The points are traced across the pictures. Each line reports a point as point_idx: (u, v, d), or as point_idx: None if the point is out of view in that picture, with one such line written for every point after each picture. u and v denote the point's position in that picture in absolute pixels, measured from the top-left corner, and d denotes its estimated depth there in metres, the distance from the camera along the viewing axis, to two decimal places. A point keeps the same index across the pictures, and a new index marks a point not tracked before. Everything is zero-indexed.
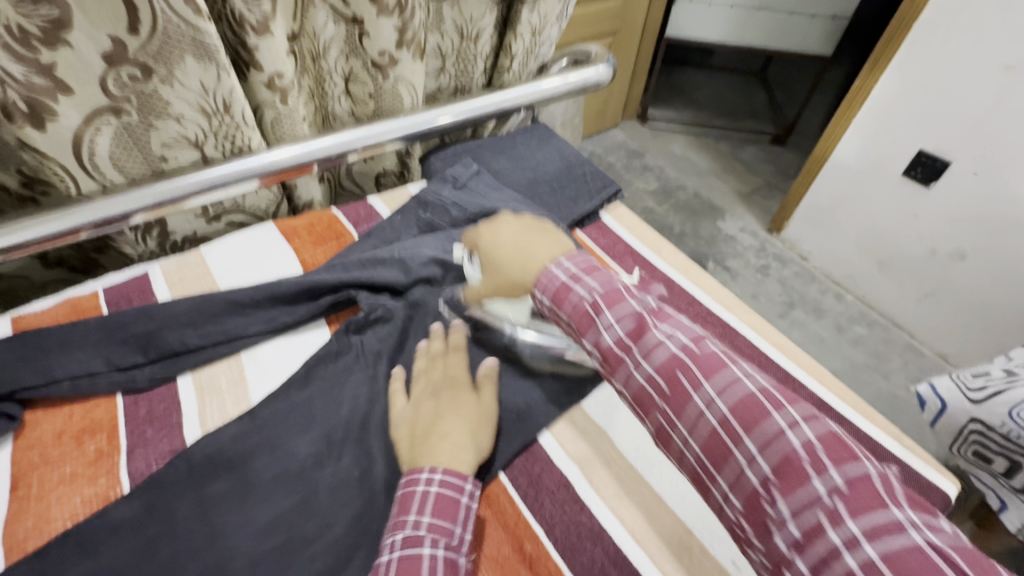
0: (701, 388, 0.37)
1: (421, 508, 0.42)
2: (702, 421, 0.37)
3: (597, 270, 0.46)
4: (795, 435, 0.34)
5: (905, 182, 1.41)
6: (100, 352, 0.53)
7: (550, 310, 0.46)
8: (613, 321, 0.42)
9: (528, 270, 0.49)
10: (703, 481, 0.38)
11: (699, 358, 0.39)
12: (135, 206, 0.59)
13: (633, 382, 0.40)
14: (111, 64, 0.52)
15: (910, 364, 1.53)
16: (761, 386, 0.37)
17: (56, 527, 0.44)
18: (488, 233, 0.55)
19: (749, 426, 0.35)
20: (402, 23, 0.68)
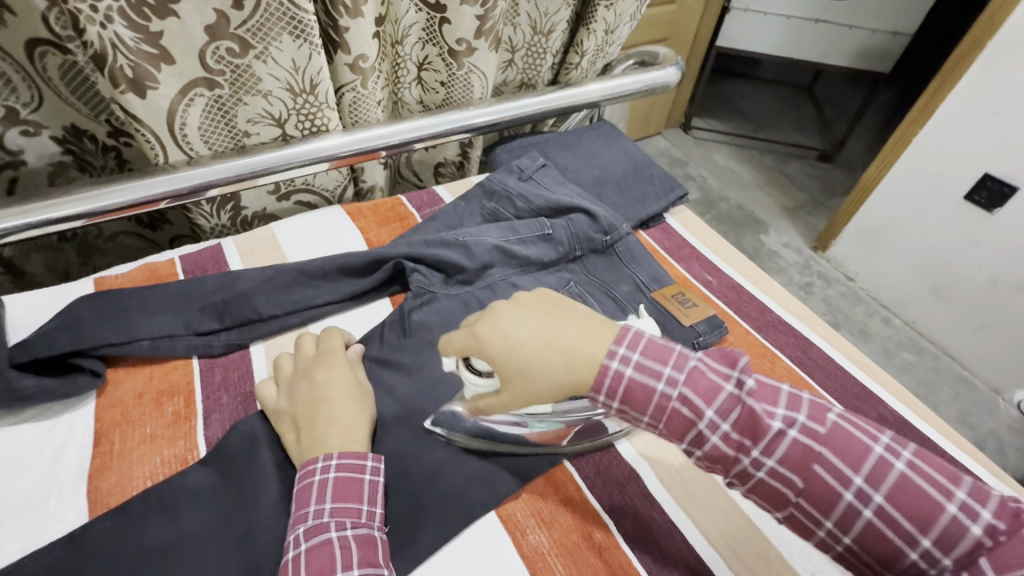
0: (848, 480, 0.34)
1: (344, 488, 0.41)
2: (857, 516, 0.33)
3: (664, 350, 0.38)
4: (976, 523, 0.31)
5: (967, 207, 1.36)
6: (179, 316, 0.54)
7: (619, 411, 0.38)
8: (716, 418, 0.36)
9: (577, 370, 0.37)
10: (858, 567, 0.36)
11: (829, 444, 0.35)
12: (218, 178, 0.60)
13: (839, 510, 0.34)
14: (212, 36, 0.53)
15: (960, 395, 1.46)
16: (906, 464, 0.34)
17: (136, 485, 0.44)
18: (496, 332, 0.39)
19: (919, 520, 0.32)
20: (484, 12, 0.68)
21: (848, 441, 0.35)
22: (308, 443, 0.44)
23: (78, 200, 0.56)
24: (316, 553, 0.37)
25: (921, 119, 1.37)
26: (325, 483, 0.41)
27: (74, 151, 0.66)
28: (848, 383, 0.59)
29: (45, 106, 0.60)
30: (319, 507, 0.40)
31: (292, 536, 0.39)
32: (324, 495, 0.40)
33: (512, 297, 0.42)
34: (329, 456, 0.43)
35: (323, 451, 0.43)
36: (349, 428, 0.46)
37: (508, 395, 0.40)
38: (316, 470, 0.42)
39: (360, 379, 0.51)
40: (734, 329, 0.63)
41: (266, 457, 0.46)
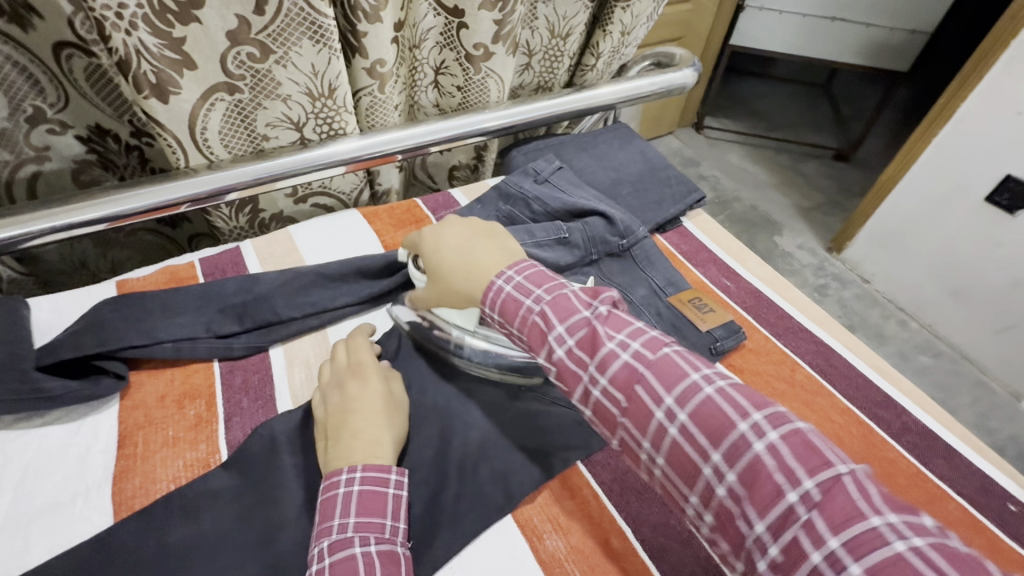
0: (660, 399, 0.36)
1: (367, 500, 0.41)
2: (664, 435, 0.36)
3: (547, 279, 0.45)
4: (759, 441, 0.32)
5: (988, 209, 1.33)
6: (200, 319, 0.54)
7: (500, 324, 0.46)
8: (568, 339, 0.41)
9: (472, 279, 0.49)
10: (676, 496, 0.36)
11: (654, 367, 0.37)
12: (237, 181, 0.61)
13: (667, 437, 0.35)
14: (234, 42, 0.53)
15: (979, 400, 1.44)
16: (717, 389, 0.35)
17: (160, 488, 0.45)
18: (433, 236, 0.53)
19: (715, 438, 0.34)
20: (502, 17, 0.67)
21: (672, 368, 0.37)
22: (335, 457, 0.44)
23: (101, 203, 0.57)
24: (339, 567, 0.36)
25: (941, 119, 1.35)
26: (350, 495, 0.41)
27: (99, 150, 0.67)
28: (869, 391, 0.58)
29: (71, 106, 0.61)
30: (342, 521, 0.40)
31: (317, 548, 0.38)
32: (348, 508, 0.40)
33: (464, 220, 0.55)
34: (353, 467, 0.42)
35: (348, 463, 0.43)
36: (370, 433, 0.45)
37: (430, 292, 0.53)
38: (340, 483, 0.42)
39: (391, 392, 0.50)
40: (753, 335, 0.62)
41: (287, 460, 0.46)
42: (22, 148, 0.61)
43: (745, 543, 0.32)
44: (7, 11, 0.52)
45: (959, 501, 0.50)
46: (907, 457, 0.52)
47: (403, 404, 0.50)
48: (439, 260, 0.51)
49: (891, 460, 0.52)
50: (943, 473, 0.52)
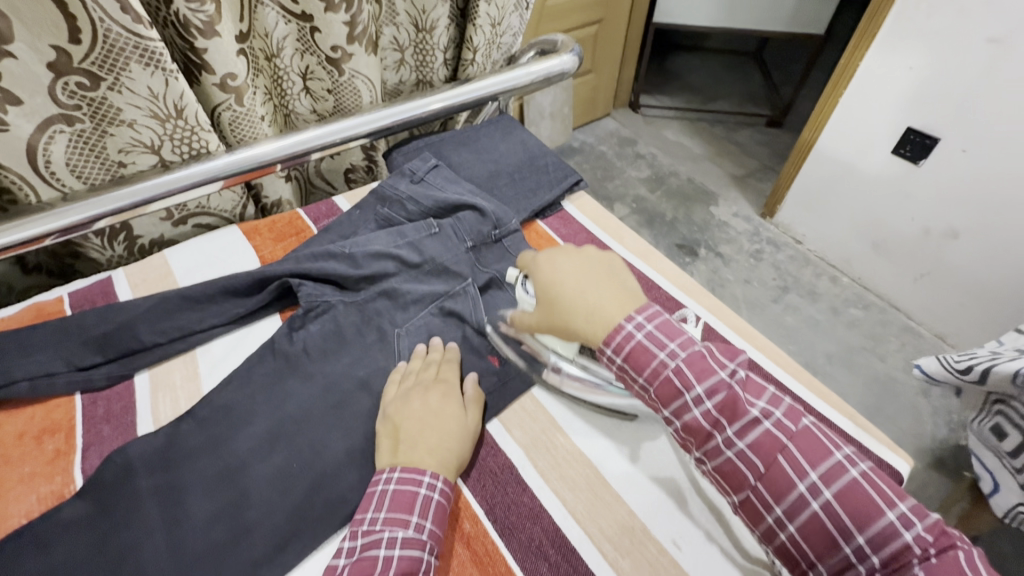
0: (804, 473, 0.39)
1: (441, 511, 0.45)
2: (805, 507, 0.39)
3: (675, 330, 0.46)
4: (905, 528, 0.36)
5: (895, 161, 1.37)
6: (58, 353, 0.54)
7: (620, 367, 0.46)
8: (734, 436, 0.42)
9: (592, 322, 0.47)
10: (797, 561, 0.40)
11: (794, 440, 0.41)
12: (97, 213, 0.61)
13: (808, 510, 0.39)
14: (57, 73, 0.53)
15: (906, 345, 1.50)
16: (862, 472, 0.39)
17: (12, 524, 0.45)
18: (547, 266, 0.52)
19: (860, 521, 0.37)
20: (351, 17, 0.67)
21: (813, 441, 0.41)
22: (404, 459, 0.47)
23: None
24: (407, 566, 0.40)
25: (846, 77, 1.39)
26: (429, 499, 0.45)
27: None
28: None
29: None
30: (419, 521, 0.43)
31: (387, 535, 0.42)
32: (427, 512, 0.44)
33: (581, 252, 0.53)
34: (437, 475, 0.46)
35: (430, 467, 0.47)
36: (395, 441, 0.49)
37: (535, 320, 0.51)
38: (422, 484, 0.45)
39: (468, 419, 0.52)
40: None
41: (141, 483, 0.47)
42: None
43: None
44: None
45: None
46: None
47: (477, 433, 0.52)
48: (557, 291, 0.49)
49: None
50: None
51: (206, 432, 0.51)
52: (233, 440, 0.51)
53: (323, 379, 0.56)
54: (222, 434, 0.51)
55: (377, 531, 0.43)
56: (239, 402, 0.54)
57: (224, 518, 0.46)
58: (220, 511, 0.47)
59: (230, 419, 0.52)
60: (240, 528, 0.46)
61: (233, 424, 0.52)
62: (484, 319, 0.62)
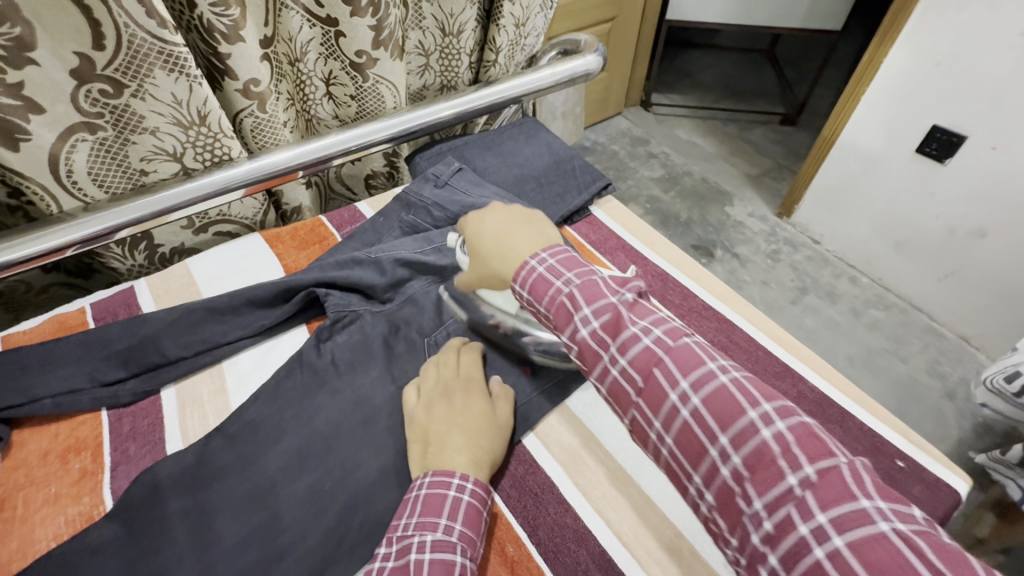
0: (677, 383, 0.37)
1: (471, 513, 0.43)
2: (676, 417, 0.36)
3: (578, 265, 0.45)
4: (767, 429, 0.33)
5: (919, 160, 1.34)
6: (83, 369, 0.53)
7: (530, 303, 0.45)
8: (618, 354, 0.39)
9: (508, 262, 0.49)
10: (679, 475, 0.37)
11: (674, 353, 0.38)
12: (118, 223, 0.59)
13: (680, 420, 0.36)
14: (80, 80, 0.51)
15: (929, 347, 1.47)
16: (732, 380, 0.36)
17: (39, 548, 0.44)
18: (476, 222, 0.54)
19: (724, 422, 0.35)
20: (378, 22, 0.66)
21: (691, 356, 0.37)
22: (436, 463, 0.46)
23: None
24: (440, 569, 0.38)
25: (868, 75, 1.36)
26: (458, 502, 0.43)
27: None
28: (767, 362, 0.59)
29: None
30: (449, 523, 0.41)
31: (418, 539, 0.40)
32: (457, 514, 0.42)
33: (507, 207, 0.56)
34: (466, 475, 0.44)
35: (458, 468, 0.45)
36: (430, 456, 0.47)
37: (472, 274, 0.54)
38: (451, 485, 0.43)
39: (496, 414, 0.51)
40: None
41: (171, 505, 0.46)
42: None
43: (743, 518, 0.33)
44: None
45: None
46: None
47: (509, 427, 0.51)
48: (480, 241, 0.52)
49: None
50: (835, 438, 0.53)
51: (236, 449, 0.50)
52: (263, 458, 0.49)
53: (352, 393, 0.54)
54: (251, 452, 0.50)
55: (409, 535, 0.40)
56: (267, 420, 0.52)
57: (257, 540, 0.45)
58: (253, 534, 0.45)
59: (258, 436, 0.51)
60: (274, 551, 0.44)
61: (262, 441, 0.50)
62: None
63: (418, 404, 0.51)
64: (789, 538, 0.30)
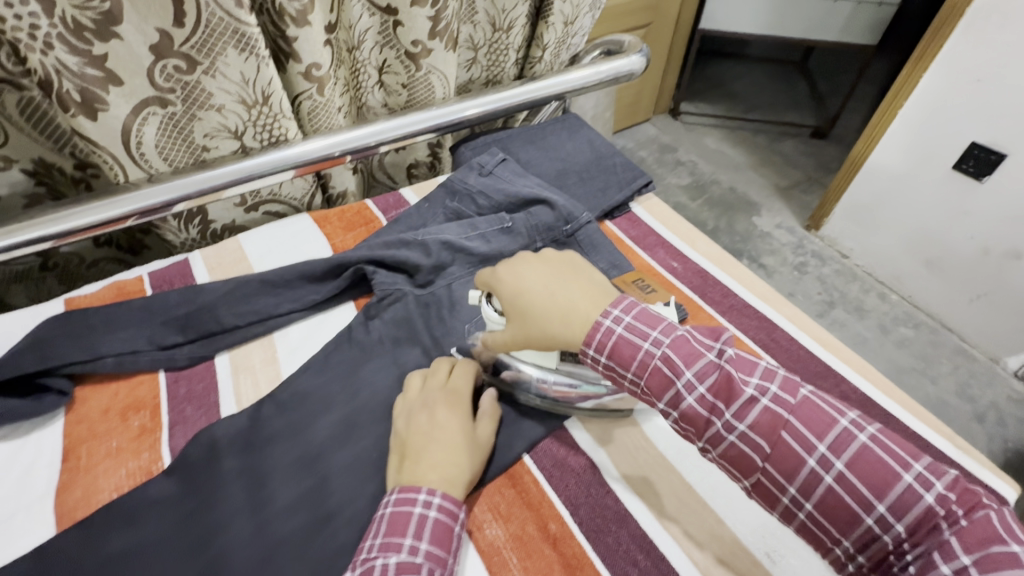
0: (813, 448, 0.37)
1: (439, 529, 0.40)
2: (819, 482, 0.36)
3: (657, 319, 0.43)
4: (928, 492, 0.34)
5: (956, 177, 1.32)
6: (143, 331, 0.55)
7: (606, 366, 0.43)
8: (734, 420, 0.39)
9: (569, 325, 0.43)
10: (821, 538, 0.37)
11: (796, 414, 0.38)
12: (179, 195, 0.61)
13: (822, 485, 0.36)
14: (157, 55, 0.54)
15: (959, 367, 1.44)
16: (871, 437, 0.36)
17: (102, 497, 0.46)
18: (512, 276, 0.47)
19: (871, 482, 0.35)
20: (436, 13, 0.67)
21: (816, 413, 0.38)
22: (409, 478, 0.43)
23: (43, 222, 0.57)
24: None
25: (902, 94, 1.35)
26: (424, 519, 0.40)
27: (47, 183, 0.70)
28: (810, 362, 0.59)
29: (11, 142, 0.63)
30: (413, 543, 0.39)
31: (381, 560, 0.38)
32: (422, 532, 0.39)
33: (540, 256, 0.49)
34: (433, 490, 0.42)
35: (428, 483, 0.43)
36: (415, 468, 0.44)
37: (511, 337, 0.47)
38: (418, 501, 0.41)
39: (476, 434, 0.48)
40: (699, 315, 0.63)
41: (227, 465, 0.47)
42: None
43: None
44: None
45: None
46: None
47: (488, 448, 0.49)
48: (528, 301, 0.45)
49: None
50: None
51: (287, 417, 0.51)
52: (313, 426, 0.51)
53: (398, 369, 0.56)
54: (301, 420, 0.51)
55: (372, 557, 0.38)
56: (315, 390, 0.53)
57: (308, 503, 0.46)
58: (304, 497, 0.46)
59: (307, 405, 0.52)
60: (323, 515, 0.45)
61: (311, 410, 0.52)
62: None
63: (400, 413, 0.49)
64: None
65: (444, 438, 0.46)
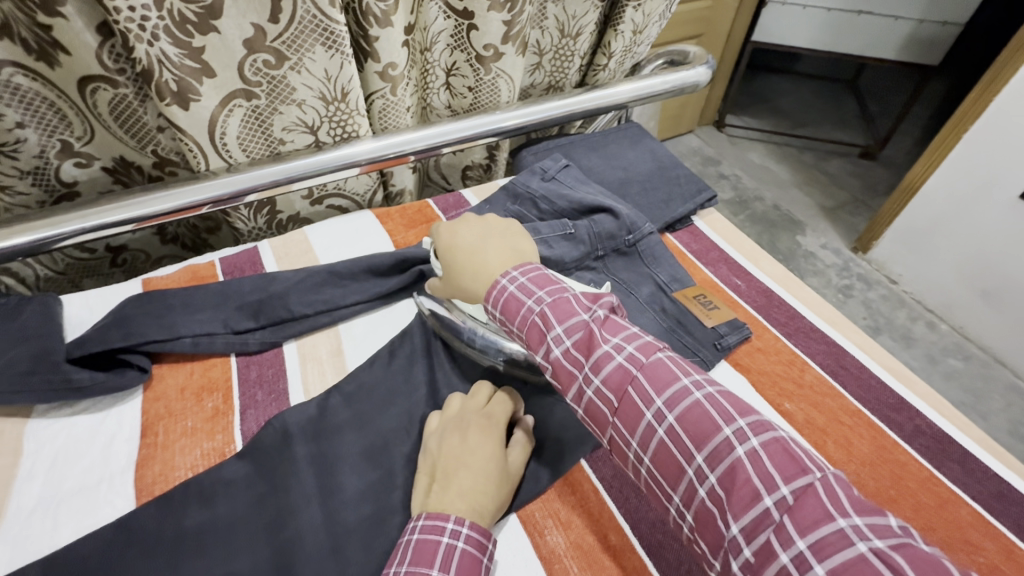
0: (651, 402, 0.37)
1: (467, 562, 0.38)
2: (651, 435, 0.37)
3: (550, 283, 0.47)
4: (742, 445, 0.33)
5: (1023, 207, 1.26)
6: (218, 316, 0.56)
7: (502, 321, 0.47)
8: (592, 374, 0.40)
9: (480, 279, 0.50)
10: (659, 494, 0.37)
11: (645, 370, 0.39)
12: (252, 185, 0.63)
13: (656, 438, 0.37)
14: (250, 50, 0.55)
15: (1012, 405, 1.38)
16: (706, 395, 0.37)
17: (178, 475, 0.47)
18: (447, 232, 0.54)
19: (699, 440, 0.35)
20: (511, 17, 0.68)
21: (663, 370, 0.38)
22: (436, 504, 0.42)
23: (128, 206, 0.59)
24: None
25: (967, 118, 1.30)
26: (452, 550, 0.38)
27: (124, 181, 0.68)
28: (881, 392, 0.57)
29: (96, 139, 0.62)
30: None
31: None
32: (450, 565, 0.37)
33: (479, 216, 0.57)
34: (460, 519, 0.40)
35: (455, 511, 0.41)
36: (444, 490, 0.42)
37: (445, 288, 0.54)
38: (445, 530, 0.39)
39: (508, 462, 0.46)
40: (763, 335, 0.62)
41: (299, 451, 0.48)
42: (51, 182, 0.62)
43: (721, 542, 0.32)
44: (33, 47, 0.52)
45: (972, 506, 0.48)
46: (918, 460, 0.51)
47: (518, 477, 0.47)
48: (455, 254, 0.52)
49: (903, 463, 0.51)
50: (957, 478, 0.50)
51: (352, 408, 0.52)
52: (377, 420, 0.51)
53: (459, 369, 0.56)
54: (366, 413, 0.52)
55: None
56: (378, 384, 0.54)
57: (375, 495, 0.47)
58: (370, 490, 0.47)
59: (372, 398, 0.53)
60: (388, 509, 0.46)
61: (376, 403, 0.53)
62: None
63: (434, 432, 0.48)
64: (770, 565, 0.29)
65: (476, 461, 0.44)
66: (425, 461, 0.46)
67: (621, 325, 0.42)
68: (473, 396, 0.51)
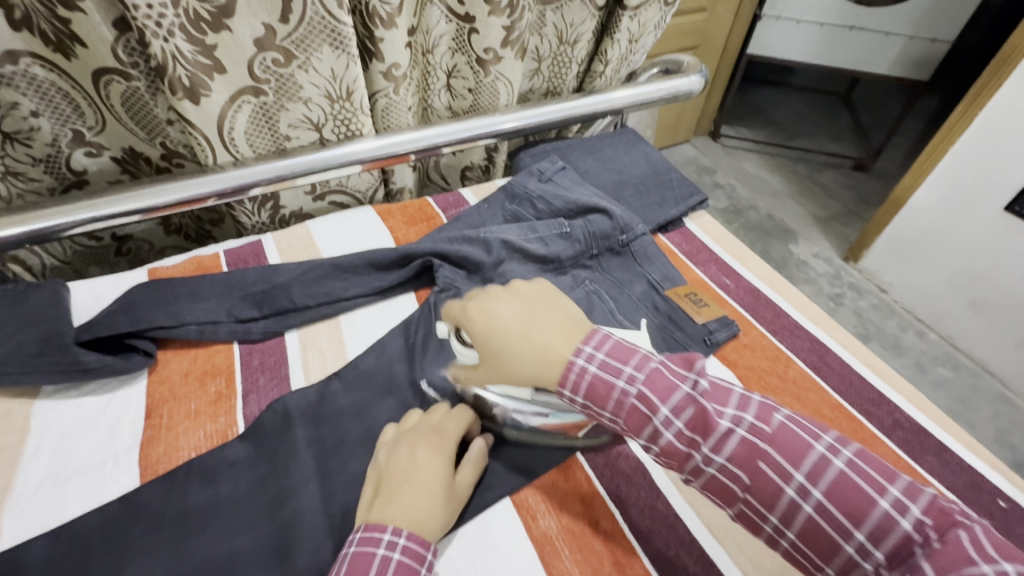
0: (789, 477, 0.35)
1: (403, 573, 0.38)
2: (796, 512, 0.35)
3: (630, 352, 0.41)
4: (903, 517, 0.33)
5: (1009, 219, 1.30)
6: (223, 305, 0.58)
7: (586, 406, 0.41)
8: (712, 454, 0.37)
9: (546, 366, 0.42)
10: (804, 563, 0.37)
11: (773, 442, 0.36)
12: (257, 179, 0.65)
13: (801, 514, 0.35)
14: (260, 48, 0.58)
15: (998, 413, 1.40)
16: (845, 462, 0.35)
17: (182, 455, 0.48)
18: (483, 316, 0.47)
19: (854, 516, 0.34)
20: (510, 23, 0.70)
21: (792, 440, 0.36)
22: (376, 516, 0.41)
23: (136, 197, 0.61)
24: None
25: (955, 131, 1.33)
26: (386, 561, 0.38)
27: (131, 171, 0.70)
28: (864, 388, 0.59)
29: (107, 129, 0.64)
30: None
31: None
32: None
33: (507, 285, 0.50)
34: (398, 529, 0.40)
35: (393, 523, 0.41)
36: (386, 504, 0.42)
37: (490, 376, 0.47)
38: (380, 541, 0.39)
39: (455, 482, 0.46)
40: (750, 332, 0.64)
41: (299, 434, 0.50)
42: (62, 170, 0.65)
43: None
44: (52, 40, 0.54)
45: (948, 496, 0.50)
46: (897, 453, 0.53)
47: (464, 499, 0.47)
48: (500, 343, 0.45)
49: (882, 455, 0.53)
50: (934, 469, 0.52)
51: (351, 395, 0.54)
52: (376, 407, 0.53)
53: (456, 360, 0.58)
54: (365, 400, 0.53)
55: None
56: (377, 372, 0.56)
57: None
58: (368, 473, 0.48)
59: (370, 386, 0.55)
60: None
61: (374, 391, 0.54)
62: (611, 320, 0.62)
63: (385, 446, 0.48)
64: None
65: (423, 477, 0.44)
66: (371, 474, 0.46)
67: (725, 390, 0.39)
68: (430, 413, 0.50)
